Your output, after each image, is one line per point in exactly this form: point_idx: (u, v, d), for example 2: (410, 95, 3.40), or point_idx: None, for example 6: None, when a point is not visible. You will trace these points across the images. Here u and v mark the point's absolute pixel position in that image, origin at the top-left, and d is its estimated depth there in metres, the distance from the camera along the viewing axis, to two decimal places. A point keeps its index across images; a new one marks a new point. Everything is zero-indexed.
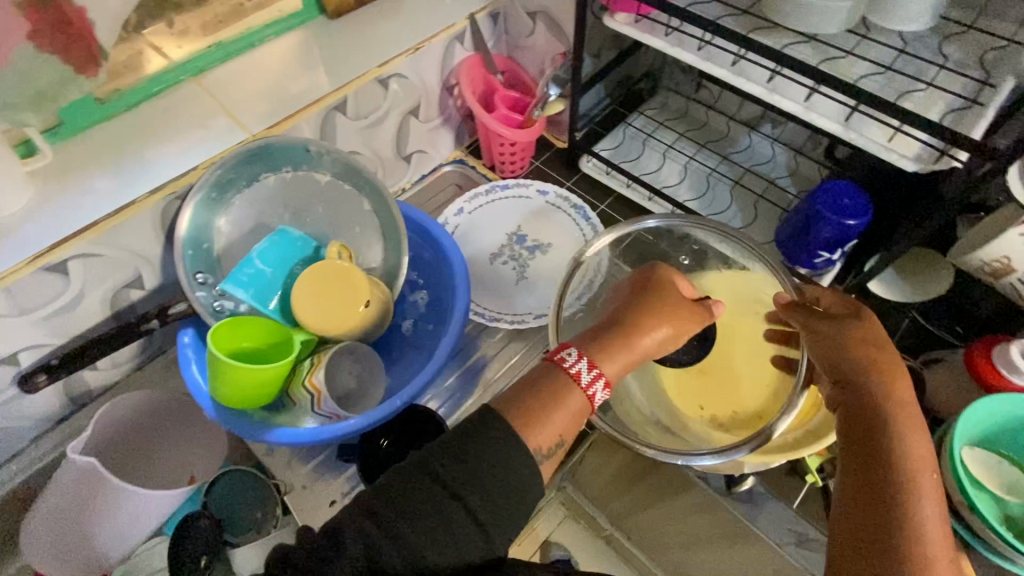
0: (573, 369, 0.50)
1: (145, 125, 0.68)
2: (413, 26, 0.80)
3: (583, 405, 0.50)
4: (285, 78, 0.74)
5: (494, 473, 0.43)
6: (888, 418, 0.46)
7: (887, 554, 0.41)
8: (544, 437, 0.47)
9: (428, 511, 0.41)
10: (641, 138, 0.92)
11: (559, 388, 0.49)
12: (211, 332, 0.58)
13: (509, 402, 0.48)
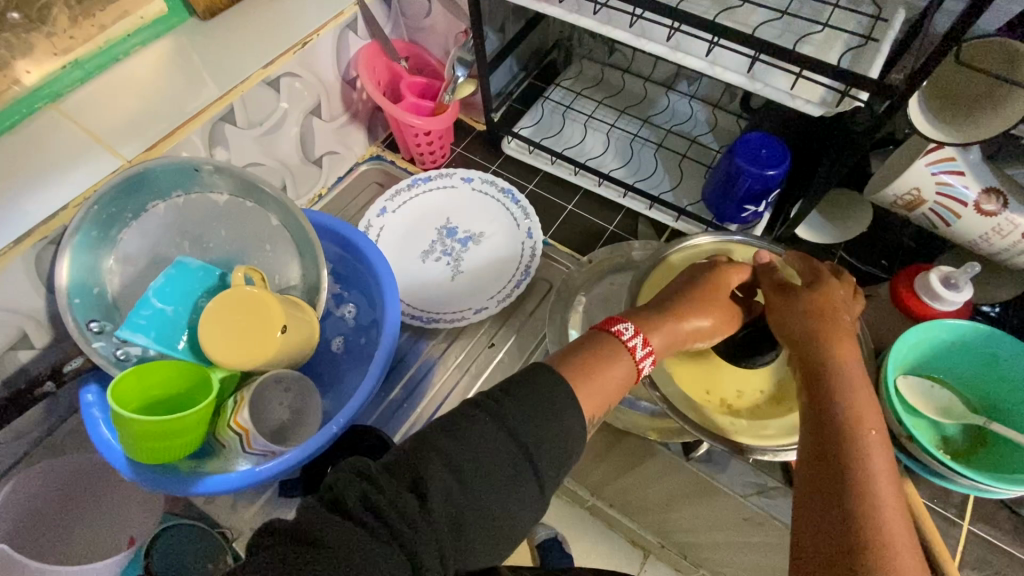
0: (631, 342, 0.50)
1: (1, 164, 0.60)
2: (298, 18, 0.73)
3: (629, 376, 0.50)
4: (160, 90, 0.67)
5: (554, 421, 0.43)
6: (834, 373, 0.46)
7: (839, 491, 0.40)
8: (596, 403, 0.47)
9: (497, 460, 0.40)
10: (560, 110, 0.90)
11: (621, 362, 0.49)
12: (111, 387, 0.52)
13: (564, 362, 0.48)
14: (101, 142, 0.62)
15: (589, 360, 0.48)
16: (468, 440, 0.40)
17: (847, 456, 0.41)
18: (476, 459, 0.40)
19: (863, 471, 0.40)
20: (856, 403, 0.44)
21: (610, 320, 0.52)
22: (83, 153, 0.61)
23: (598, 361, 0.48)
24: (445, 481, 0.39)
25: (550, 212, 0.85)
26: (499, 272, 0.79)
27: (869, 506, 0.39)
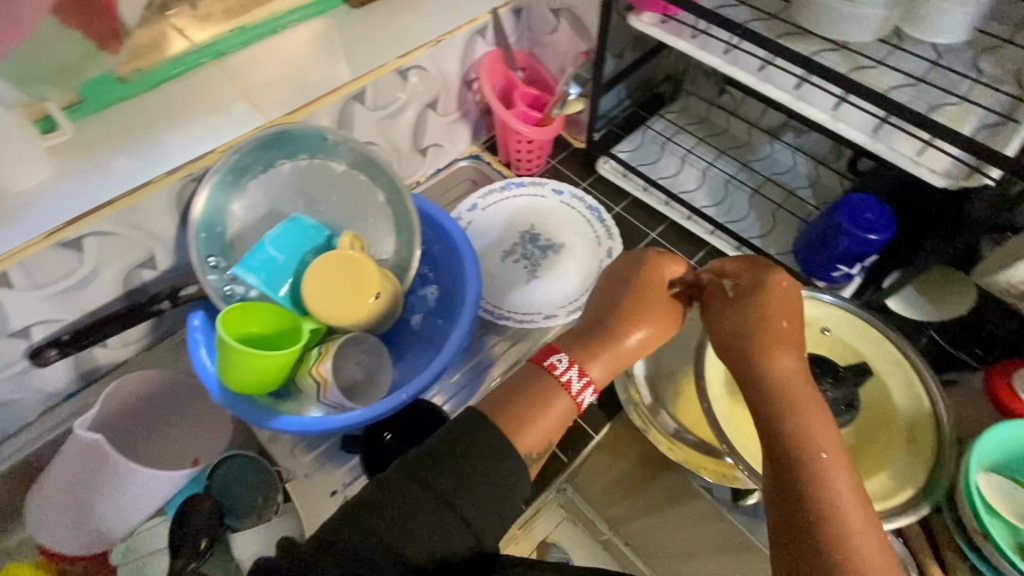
0: (564, 378, 0.49)
1: (162, 106, 0.68)
2: (438, 18, 0.79)
3: (569, 410, 0.50)
4: (304, 63, 0.73)
5: (483, 482, 0.43)
6: (792, 396, 0.46)
7: (801, 525, 0.41)
8: (531, 439, 0.47)
9: (420, 509, 0.41)
10: (660, 141, 0.91)
11: (536, 395, 0.49)
12: (221, 316, 0.58)
13: (497, 406, 0.48)
14: (248, 102, 0.69)
15: (520, 403, 0.48)
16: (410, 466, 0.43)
17: (812, 494, 0.41)
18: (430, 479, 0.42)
19: (832, 508, 0.40)
20: (818, 435, 0.44)
21: (542, 353, 0.52)
22: (232, 108, 0.68)
23: (519, 399, 0.48)
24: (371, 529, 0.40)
25: (633, 236, 0.85)
26: (573, 284, 0.81)
27: (844, 543, 0.39)
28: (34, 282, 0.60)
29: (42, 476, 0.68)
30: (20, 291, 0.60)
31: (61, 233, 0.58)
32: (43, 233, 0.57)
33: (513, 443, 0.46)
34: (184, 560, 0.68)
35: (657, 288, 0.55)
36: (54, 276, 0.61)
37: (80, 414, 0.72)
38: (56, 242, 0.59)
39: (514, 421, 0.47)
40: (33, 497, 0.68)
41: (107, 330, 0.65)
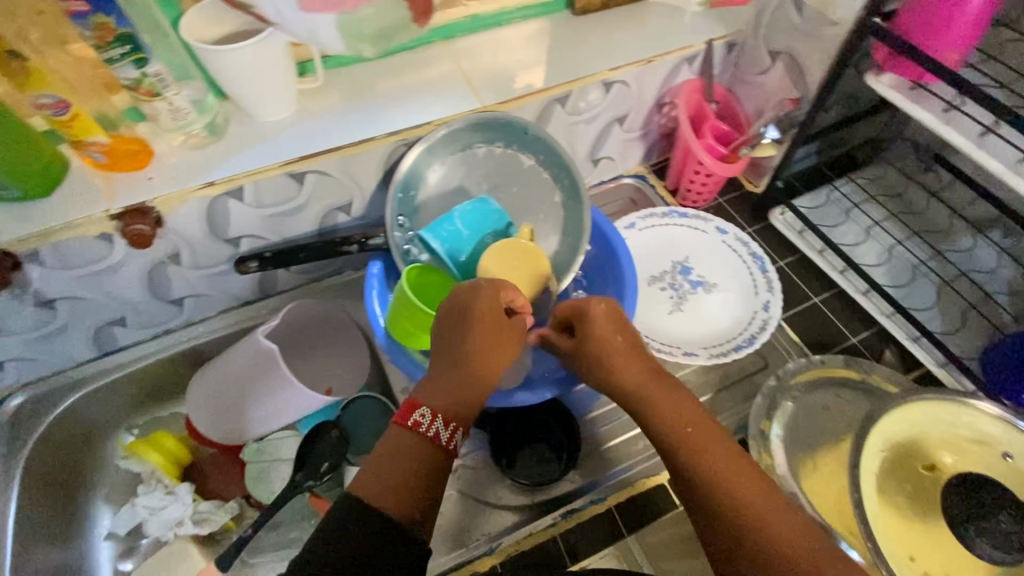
0: (430, 431, 0.51)
1: (391, 74, 0.74)
2: (655, 39, 0.80)
3: (445, 460, 0.52)
4: (520, 58, 0.77)
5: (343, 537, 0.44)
6: (660, 419, 0.53)
7: (734, 539, 0.46)
8: (406, 499, 0.48)
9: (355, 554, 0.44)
10: (844, 206, 0.87)
11: (422, 455, 0.51)
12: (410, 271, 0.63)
13: (377, 472, 0.49)
14: (466, 84, 0.74)
15: (393, 464, 0.49)
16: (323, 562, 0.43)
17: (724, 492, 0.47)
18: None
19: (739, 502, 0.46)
20: (702, 440, 0.51)
21: (407, 411, 0.53)
22: (449, 87, 0.73)
23: (399, 457, 0.50)
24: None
25: (793, 296, 0.81)
26: (719, 329, 0.78)
27: (760, 533, 0.45)
28: (258, 201, 0.68)
29: (214, 362, 0.76)
30: (247, 206, 0.68)
31: (294, 165, 0.66)
32: (281, 161, 0.65)
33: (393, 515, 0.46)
34: (309, 476, 0.73)
35: (489, 315, 0.58)
36: (274, 200, 0.69)
37: (250, 321, 0.81)
38: (288, 172, 0.66)
39: (373, 480, 0.48)
40: (198, 378, 0.77)
41: (307, 257, 0.72)
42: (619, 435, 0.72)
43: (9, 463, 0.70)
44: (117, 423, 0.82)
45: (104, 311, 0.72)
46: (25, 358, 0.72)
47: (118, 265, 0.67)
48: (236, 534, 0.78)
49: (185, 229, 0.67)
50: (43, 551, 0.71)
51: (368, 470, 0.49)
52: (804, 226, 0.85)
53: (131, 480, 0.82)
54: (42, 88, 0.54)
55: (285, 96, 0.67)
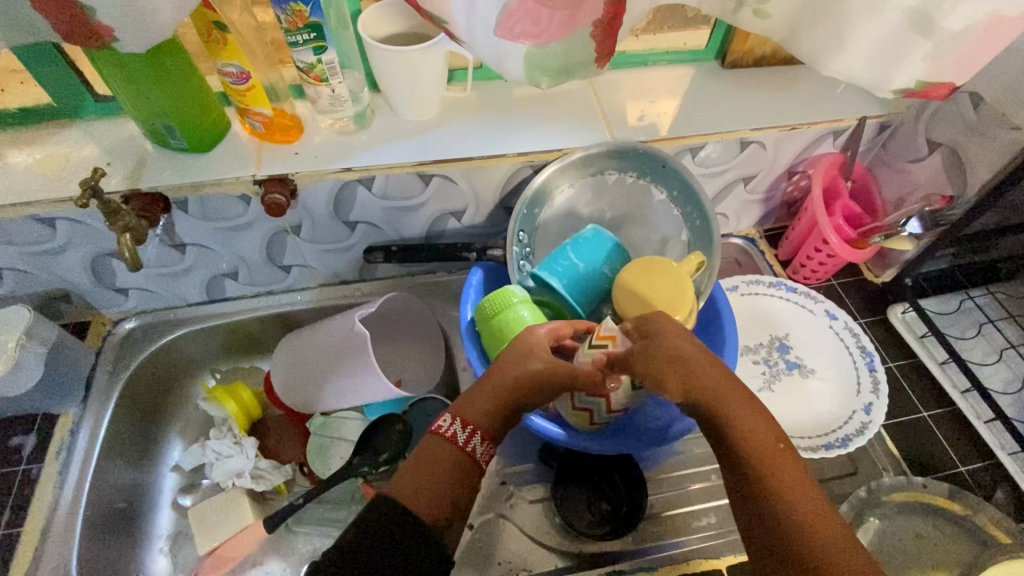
0: (450, 433, 0.52)
1: (528, 95, 0.75)
2: (807, 104, 0.75)
3: (466, 466, 0.51)
4: (660, 100, 0.75)
5: (375, 526, 0.45)
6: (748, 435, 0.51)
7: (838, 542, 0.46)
8: (431, 503, 0.48)
9: (384, 545, 0.45)
10: (977, 318, 0.80)
11: (458, 467, 0.51)
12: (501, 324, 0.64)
13: (403, 476, 0.50)
14: (601, 118, 0.73)
15: (414, 466, 0.50)
16: (351, 550, 0.44)
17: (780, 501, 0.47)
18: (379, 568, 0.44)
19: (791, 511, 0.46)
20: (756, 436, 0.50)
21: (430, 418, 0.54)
22: (585, 118, 0.73)
23: (423, 460, 0.51)
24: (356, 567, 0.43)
25: (898, 404, 0.75)
26: (809, 420, 0.74)
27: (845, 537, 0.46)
28: (384, 193, 0.71)
29: (303, 332, 0.79)
30: (372, 195, 0.71)
31: (425, 167, 0.68)
32: (415, 162, 0.67)
33: (411, 517, 0.47)
34: (366, 463, 0.74)
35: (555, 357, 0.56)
36: (397, 195, 0.71)
37: (343, 299, 0.84)
38: (419, 172, 0.68)
39: (412, 487, 0.49)
40: (285, 346, 0.80)
41: (427, 257, 0.76)
42: (682, 505, 0.69)
43: (112, 380, 0.76)
44: (203, 366, 0.87)
45: (222, 263, 0.77)
46: (146, 289, 0.78)
47: (247, 225, 0.72)
48: (286, 499, 0.81)
49: (313, 205, 0.71)
50: (122, 467, 0.76)
51: (409, 477, 0.50)
52: (927, 331, 0.79)
53: (204, 420, 0.86)
54: (232, 59, 0.59)
55: (430, 100, 0.69)
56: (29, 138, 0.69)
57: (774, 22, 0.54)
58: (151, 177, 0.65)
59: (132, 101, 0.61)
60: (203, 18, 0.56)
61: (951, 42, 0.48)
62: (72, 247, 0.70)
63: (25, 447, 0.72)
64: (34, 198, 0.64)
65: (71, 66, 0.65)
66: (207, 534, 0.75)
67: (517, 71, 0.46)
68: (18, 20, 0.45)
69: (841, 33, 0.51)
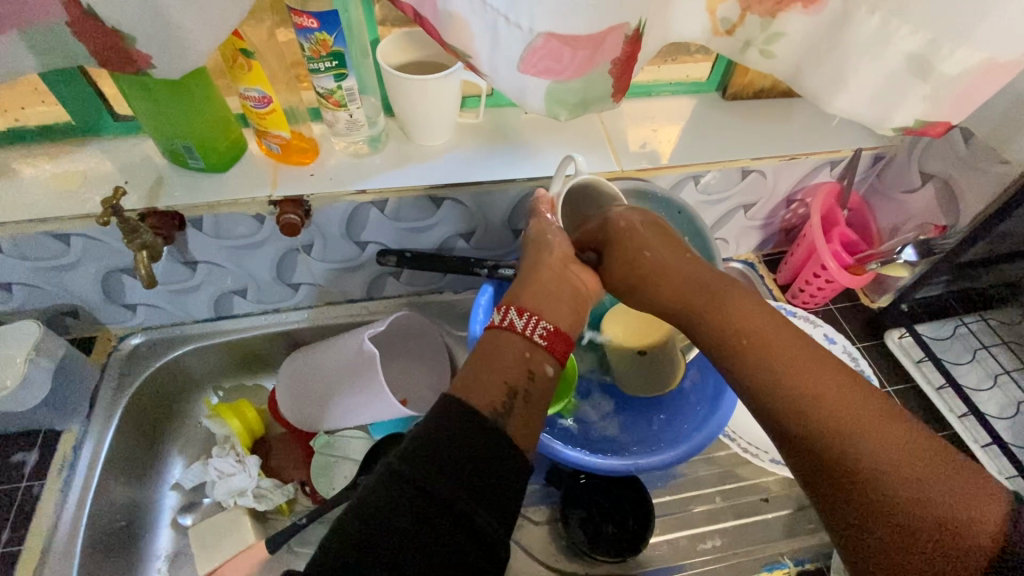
0: (507, 320, 0.56)
1: (537, 121, 0.77)
2: (805, 135, 0.77)
3: (525, 350, 0.55)
4: (664, 128, 0.77)
5: (466, 440, 0.46)
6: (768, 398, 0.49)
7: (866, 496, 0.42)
8: (489, 394, 0.50)
9: (472, 452, 0.46)
10: (972, 344, 0.82)
11: (518, 347, 0.55)
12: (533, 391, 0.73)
13: (467, 368, 0.53)
14: (607, 145, 0.75)
15: (476, 358, 0.54)
16: (446, 458, 0.45)
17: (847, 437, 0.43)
18: (435, 485, 0.44)
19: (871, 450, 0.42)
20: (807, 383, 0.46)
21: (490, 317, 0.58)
22: (591, 145, 0.75)
23: (485, 354, 0.54)
24: (445, 477, 0.44)
25: None
26: None
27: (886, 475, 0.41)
28: (397, 214, 0.72)
29: (311, 350, 0.79)
30: (385, 217, 0.72)
31: (437, 190, 0.70)
32: (428, 185, 0.69)
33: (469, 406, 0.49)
34: (370, 481, 0.72)
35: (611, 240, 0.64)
36: (410, 216, 0.73)
37: (352, 316, 0.85)
38: (431, 194, 0.70)
39: (469, 381, 0.51)
40: (292, 362, 0.80)
41: (443, 267, 0.74)
42: (688, 527, 0.70)
43: (117, 396, 0.76)
44: (207, 382, 0.87)
45: (231, 280, 0.77)
46: (154, 305, 0.78)
47: (260, 243, 0.73)
48: (288, 519, 0.80)
49: (326, 225, 0.72)
50: (123, 485, 0.76)
51: (468, 373, 0.52)
52: (924, 356, 0.81)
53: (206, 438, 0.86)
54: (255, 84, 0.61)
55: (443, 126, 0.71)
56: (46, 155, 0.70)
57: (780, 61, 0.57)
58: (169, 196, 0.66)
59: (153, 123, 0.62)
60: (230, 46, 0.58)
61: (948, 84, 0.51)
62: (85, 262, 0.70)
63: (28, 462, 0.71)
64: (50, 214, 0.65)
65: (92, 86, 0.67)
66: (208, 554, 0.74)
67: (537, 103, 0.49)
68: (56, 43, 0.46)
69: (843, 74, 0.54)
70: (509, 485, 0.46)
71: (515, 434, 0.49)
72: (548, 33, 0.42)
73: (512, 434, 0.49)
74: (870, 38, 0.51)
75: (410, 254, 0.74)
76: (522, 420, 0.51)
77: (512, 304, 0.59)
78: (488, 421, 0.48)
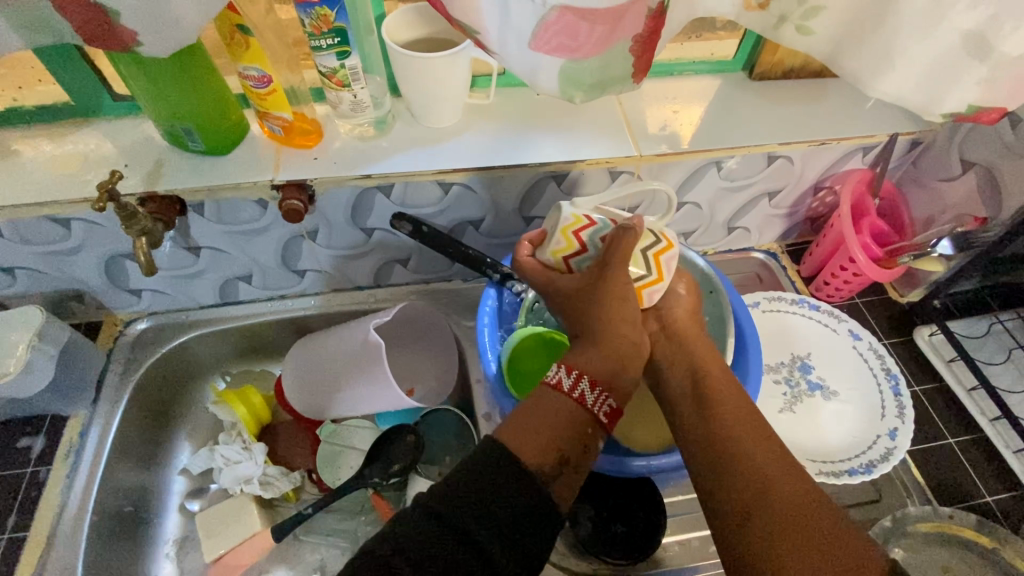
0: (574, 390, 0.53)
1: (551, 102, 0.73)
2: (838, 118, 0.72)
3: (583, 422, 0.53)
4: (685, 109, 0.72)
5: (487, 475, 0.47)
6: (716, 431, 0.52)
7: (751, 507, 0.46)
8: (541, 454, 0.49)
9: (487, 484, 0.46)
10: (1006, 342, 0.78)
11: (578, 417, 0.53)
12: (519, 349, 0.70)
13: (522, 421, 0.51)
14: (625, 128, 0.71)
15: (531, 418, 0.52)
16: (461, 489, 0.46)
17: (745, 457, 0.49)
18: (449, 510, 0.45)
19: (760, 472, 0.47)
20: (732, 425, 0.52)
21: (557, 378, 0.54)
22: (608, 128, 0.71)
23: (547, 417, 0.52)
24: (454, 502, 0.46)
25: (924, 429, 0.73)
26: (833, 446, 0.71)
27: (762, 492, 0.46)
28: (403, 200, 0.70)
29: (317, 336, 0.77)
30: (391, 202, 0.70)
31: (447, 175, 0.67)
32: (435, 170, 0.66)
33: (519, 465, 0.48)
34: (377, 474, 0.73)
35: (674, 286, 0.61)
36: (419, 202, 0.70)
37: (359, 306, 0.83)
38: (440, 180, 0.67)
39: (519, 438, 0.50)
40: (295, 351, 0.79)
41: (455, 256, 0.70)
42: (700, 527, 0.68)
43: (123, 382, 0.76)
44: (214, 369, 0.86)
45: (236, 266, 0.76)
46: (159, 290, 0.77)
47: (264, 229, 0.70)
48: (294, 507, 0.80)
49: (330, 210, 0.69)
50: (131, 470, 0.76)
51: (518, 429, 0.51)
52: (955, 355, 0.77)
53: (213, 424, 0.85)
54: (254, 62, 0.58)
55: (453, 107, 0.67)
56: (43, 136, 0.68)
57: (817, 39, 0.52)
58: (168, 180, 0.64)
59: (151, 104, 0.60)
60: (225, 21, 0.55)
61: (1006, 66, 0.47)
62: (87, 247, 0.69)
63: (35, 447, 0.71)
64: (49, 199, 0.63)
65: (90, 63, 0.64)
66: (215, 541, 0.74)
67: (550, 85, 0.46)
68: (41, 21, 0.44)
69: (888, 53, 0.50)
70: (529, 525, 0.46)
71: (558, 503, 0.49)
72: (563, 7, 0.39)
73: (558, 500, 0.49)
74: (918, 15, 0.46)
75: (423, 231, 0.69)
76: (565, 489, 0.50)
77: (577, 366, 0.55)
78: (535, 486, 0.47)
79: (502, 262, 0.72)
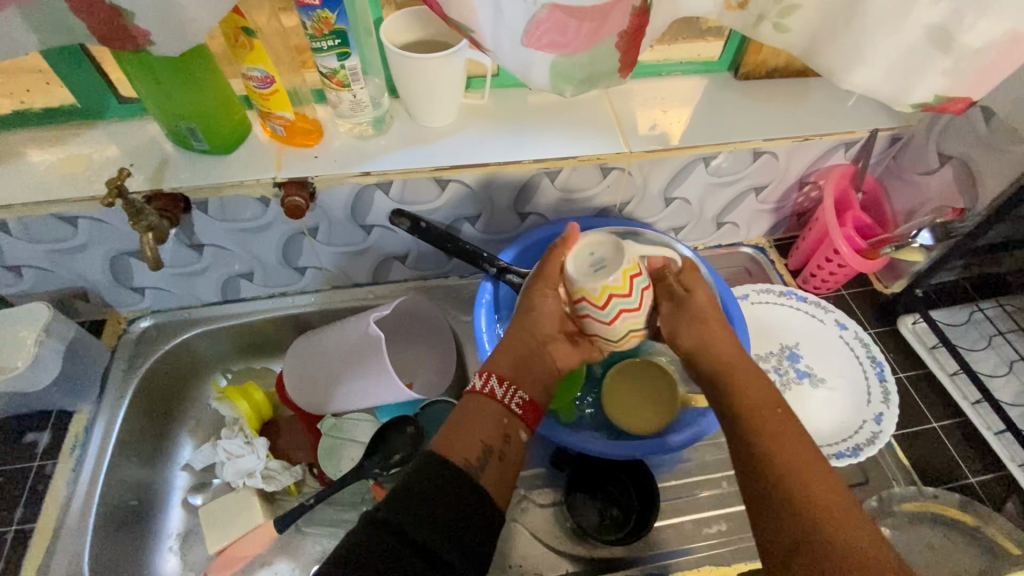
0: (487, 388, 0.59)
1: (544, 102, 0.76)
2: (820, 114, 0.75)
3: (504, 417, 0.58)
4: (672, 108, 0.75)
5: (435, 488, 0.51)
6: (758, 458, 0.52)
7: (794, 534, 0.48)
8: (469, 451, 0.54)
9: (439, 493, 0.50)
10: (986, 329, 0.80)
11: (497, 413, 0.58)
12: None
13: (451, 426, 0.57)
14: (616, 127, 0.73)
15: (456, 422, 0.57)
16: (413, 502, 0.49)
17: (789, 485, 0.50)
18: (406, 523, 0.48)
19: (803, 494, 0.49)
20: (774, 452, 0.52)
21: (479, 384, 0.60)
22: (599, 126, 0.73)
23: (470, 419, 0.57)
24: (410, 516, 0.49)
25: (909, 413, 0.76)
26: (821, 431, 0.73)
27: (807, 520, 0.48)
28: (402, 197, 0.72)
29: (317, 332, 0.79)
30: (390, 199, 0.72)
31: (444, 172, 0.69)
32: (432, 167, 0.68)
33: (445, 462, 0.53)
34: (377, 465, 0.74)
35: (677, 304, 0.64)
36: (417, 199, 0.73)
37: (358, 303, 0.85)
38: (436, 176, 0.69)
39: (448, 439, 0.55)
40: (297, 345, 0.80)
41: (452, 251, 0.72)
42: (695, 511, 0.70)
43: (127, 378, 0.77)
44: (215, 366, 0.88)
45: (239, 264, 0.78)
46: (162, 288, 0.79)
47: (265, 226, 0.72)
48: (296, 500, 0.81)
49: (331, 207, 0.71)
50: (135, 465, 0.77)
51: (448, 432, 0.56)
52: (938, 343, 0.80)
53: (215, 420, 0.87)
54: (257, 63, 0.60)
55: (449, 106, 0.70)
56: (50, 138, 0.70)
57: (795, 35, 0.55)
58: (173, 178, 0.66)
59: (157, 105, 0.62)
60: (231, 24, 0.57)
61: (971, 58, 0.50)
62: (93, 245, 0.70)
63: (40, 443, 0.73)
64: (57, 197, 0.65)
65: (96, 67, 0.66)
66: (218, 533, 0.75)
67: (542, 80, 0.48)
68: (58, 23, 0.46)
69: (861, 49, 0.53)
70: (479, 529, 0.51)
71: (490, 493, 0.53)
72: (553, 5, 0.41)
73: (488, 487, 0.53)
74: (886, 12, 0.49)
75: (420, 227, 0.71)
76: (496, 478, 0.54)
77: (491, 369, 0.61)
78: (464, 476, 0.52)
79: (498, 257, 0.74)
